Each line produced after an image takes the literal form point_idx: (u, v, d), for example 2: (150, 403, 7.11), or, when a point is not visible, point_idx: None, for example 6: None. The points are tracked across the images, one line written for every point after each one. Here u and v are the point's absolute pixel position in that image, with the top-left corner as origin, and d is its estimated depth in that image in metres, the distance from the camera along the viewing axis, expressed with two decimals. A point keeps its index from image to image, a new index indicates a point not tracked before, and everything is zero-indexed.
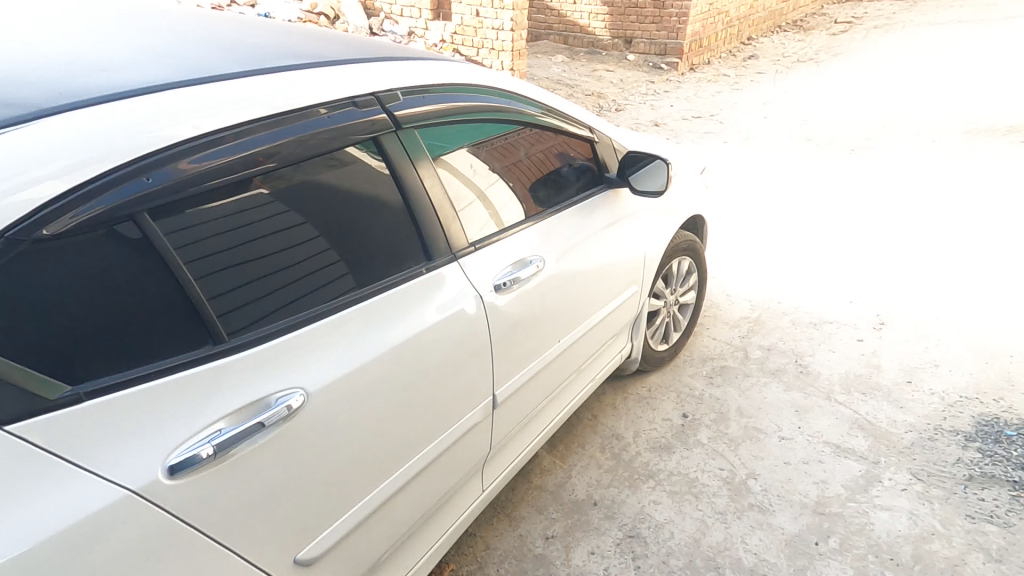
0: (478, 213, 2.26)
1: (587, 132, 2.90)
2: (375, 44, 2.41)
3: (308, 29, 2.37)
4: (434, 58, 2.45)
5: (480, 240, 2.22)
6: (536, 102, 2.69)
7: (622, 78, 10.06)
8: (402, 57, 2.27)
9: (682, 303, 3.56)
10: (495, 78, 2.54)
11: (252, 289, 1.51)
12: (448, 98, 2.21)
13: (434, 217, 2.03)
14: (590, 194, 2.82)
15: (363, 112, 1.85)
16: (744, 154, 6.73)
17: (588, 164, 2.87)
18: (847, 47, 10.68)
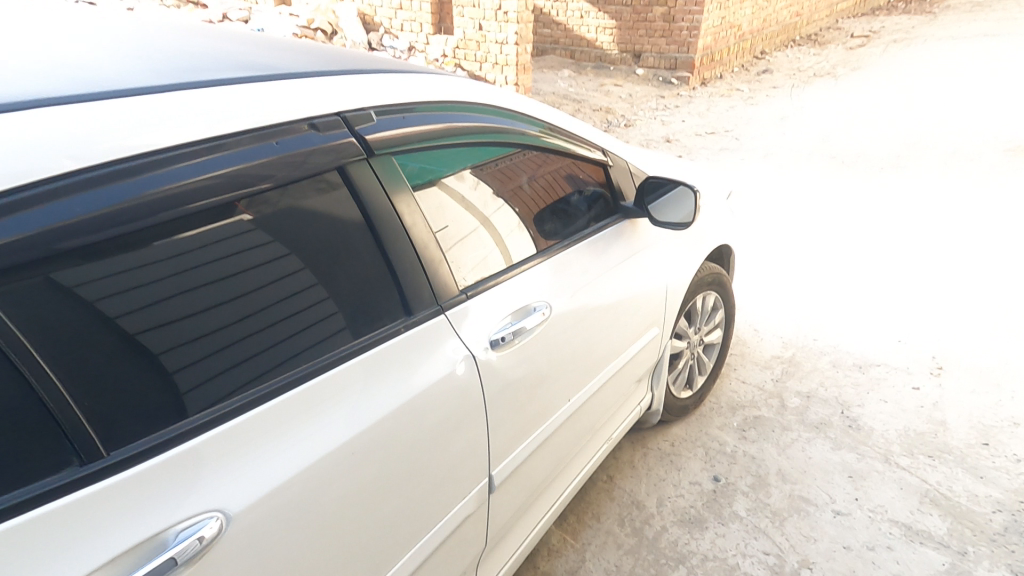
0: (473, 254, 1.92)
1: (601, 155, 2.54)
2: (363, 57, 2.12)
3: (289, 41, 2.11)
4: (428, 72, 2.14)
5: (474, 286, 1.88)
6: (542, 121, 2.34)
7: (631, 93, 9.82)
8: (389, 71, 1.96)
9: (706, 343, 3.17)
10: (496, 96, 2.21)
11: (214, 340, 1.30)
12: (436, 118, 1.88)
13: (417, 261, 1.71)
14: (606, 224, 2.46)
15: (324, 138, 1.51)
16: (763, 173, 6.42)
17: (602, 191, 2.51)
18: (865, 61, 10.39)
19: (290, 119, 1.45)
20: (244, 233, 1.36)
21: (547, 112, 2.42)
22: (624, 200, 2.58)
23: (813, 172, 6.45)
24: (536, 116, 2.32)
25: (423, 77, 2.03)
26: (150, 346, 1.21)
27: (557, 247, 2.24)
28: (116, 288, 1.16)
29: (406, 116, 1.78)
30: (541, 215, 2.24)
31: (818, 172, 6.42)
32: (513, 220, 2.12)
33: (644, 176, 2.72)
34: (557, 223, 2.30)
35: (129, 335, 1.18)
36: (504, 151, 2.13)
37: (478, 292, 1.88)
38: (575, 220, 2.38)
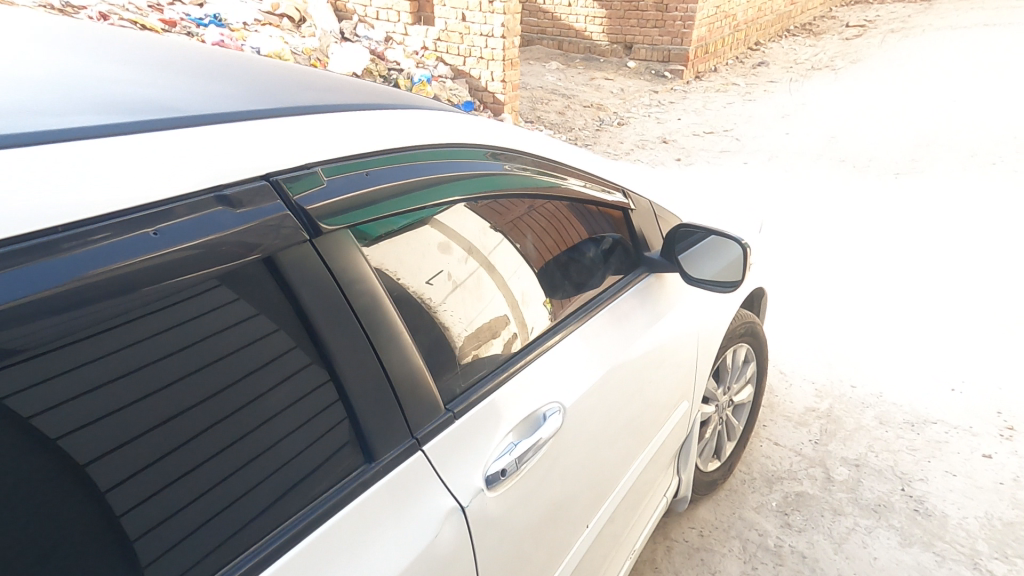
0: (468, 311, 1.47)
1: (621, 197, 2.01)
2: (315, 79, 1.56)
3: (213, 57, 1.54)
4: (405, 103, 1.59)
5: (468, 377, 1.42)
6: (548, 158, 1.79)
7: (623, 88, 9.27)
8: (349, 104, 1.41)
9: (736, 404, 2.69)
10: (488, 131, 1.65)
11: (172, 433, 0.94)
12: (410, 170, 1.33)
13: (384, 374, 1.20)
14: (626, 283, 1.98)
15: (238, 218, 0.97)
16: (770, 181, 5.98)
17: (620, 240, 2.00)
18: (865, 52, 9.95)
19: (174, 194, 0.91)
20: (203, 295, 0.96)
21: (553, 147, 1.87)
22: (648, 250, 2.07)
23: (821, 178, 6.01)
24: (541, 155, 1.77)
25: (395, 110, 1.47)
26: (80, 451, 0.84)
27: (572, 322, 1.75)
28: (26, 379, 0.79)
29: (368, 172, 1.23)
30: (549, 279, 1.74)
31: (827, 178, 5.99)
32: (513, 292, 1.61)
33: (669, 216, 2.20)
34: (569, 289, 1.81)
35: (50, 439, 0.82)
36: (501, 202, 1.58)
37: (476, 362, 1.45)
38: (590, 281, 1.88)
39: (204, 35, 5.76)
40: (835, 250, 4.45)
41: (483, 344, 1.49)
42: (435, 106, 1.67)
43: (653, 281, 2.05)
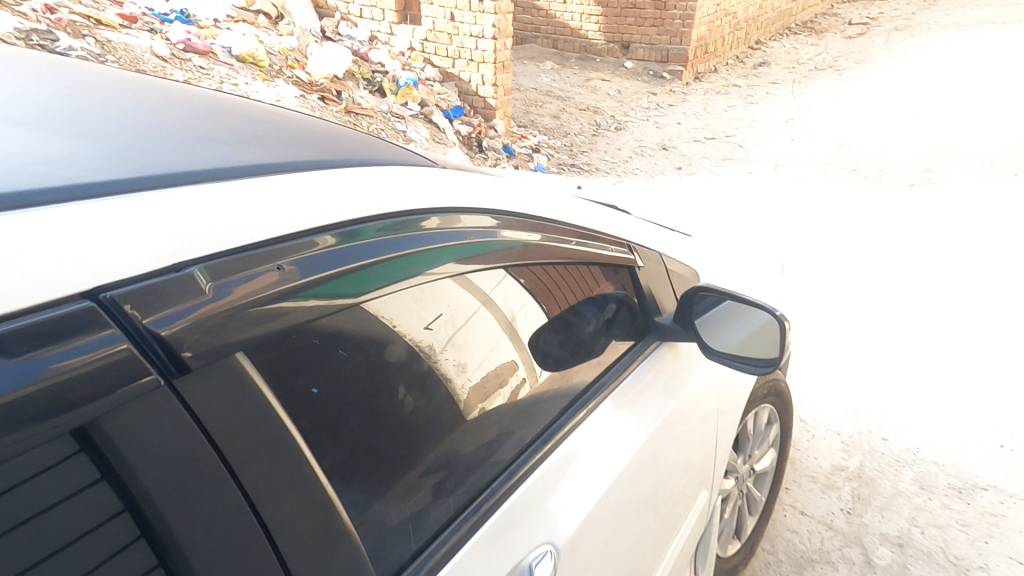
0: (472, 360, 1.17)
1: (631, 254, 1.61)
2: (219, 123, 1.11)
3: (71, 88, 1.09)
4: (347, 157, 1.14)
5: (469, 443, 1.15)
6: (546, 217, 1.36)
7: (620, 90, 8.87)
8: (254, 165, 0.96)
9: (757, 472, 2.31)
10: (468, 187, 1.23)
11: (68, 567, 0.64)
12: (351, 253, 0.89)
13: (280, 565, 0.78)
14: (633, 356, 1.61)
15: (16, 375, 0.56)
16: (778, 194, 5.63)
17: (625, 305, 1.62)
18: (870, 52, 9.59)
19: None
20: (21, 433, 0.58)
21: (553, 199, 1.46)
22: (659, 314, 1.69)
23: (831, 190, 5.67)
24: (540, 214, 1.35)
25: (326, 171, 1.02)
26: None
27: (574, 416, 1.39)
28: None
29: (280, 268, 0.78)
30: (544, 353, 1.37)
31: (836, 191, 5.64)
32: (522, 336, 1.31)
33: (686, 269, 1.82)
34: (567, 366, 1.43)
35: None
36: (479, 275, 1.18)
37: (481, 417, 1.19)
38: (591, 353, 1.50)
39: (168, 34, 5.29)
40: (850, 275, 4.11)
41: (488, 396, 1.20)
42: (392, 159, 1.22)
43: (666, 355, 1.67)
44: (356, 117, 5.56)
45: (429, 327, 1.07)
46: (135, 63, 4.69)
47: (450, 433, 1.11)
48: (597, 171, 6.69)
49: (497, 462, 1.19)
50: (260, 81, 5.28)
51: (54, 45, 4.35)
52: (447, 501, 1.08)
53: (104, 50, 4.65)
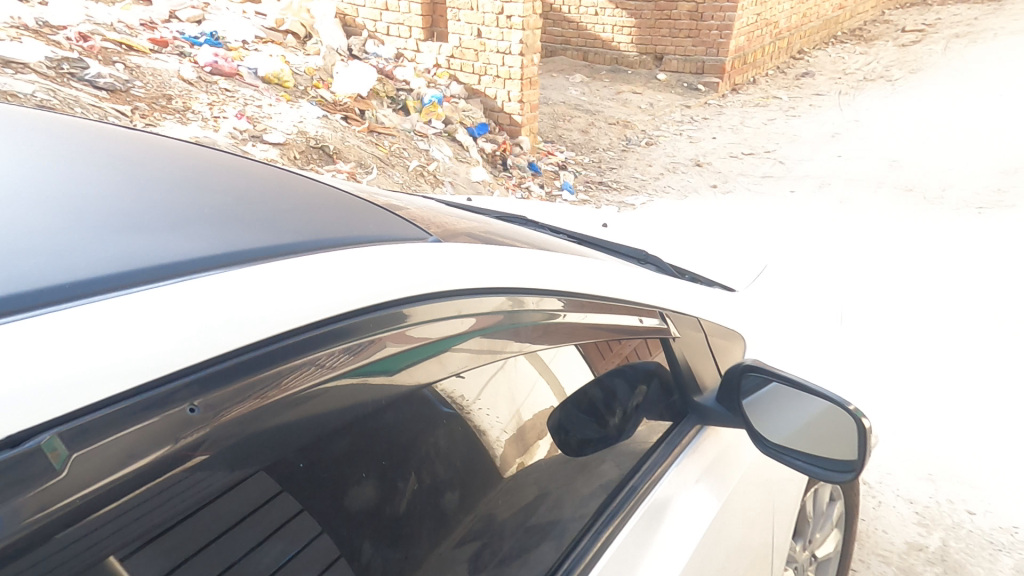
0: (508, 411, 1.03)
1: (666, 325, 1.32)
2: (150, 210, 0.91)
3: (18, 178, 0.95)
4: (296, 239, 0.89)
5: (508, 506, 1.01)
6: (570, 290, 1.10)
7: (653, 103, 8.55)
8: (157, 269, 0.74)
9: (819, 558, 1.96)
10: (473, 259, 0.99)
11: None
12: (294, 374, 0.70)
13: None
14: (668, 447, 1.32)
15: None
16: (825, 216, 5.20)
17: (658, 383, 1.34)
18: (925, 60, 8.97)
19: None
20: None
21: (578, 263, 1.21)
22: (699, 395, 1.40)
23: (886, 211, 5.19)
24: (562, 287, 1.09)
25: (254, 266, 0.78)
26: None
27: (606, 529, 1.11)
28: None
29: (191, 409, 0.62)
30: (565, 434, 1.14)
31: (892, 212, 5.17)
32: (563, 380, 1.13)
33: (727, 333, 1.52)
34: (589, 452, 1.18)
35: None
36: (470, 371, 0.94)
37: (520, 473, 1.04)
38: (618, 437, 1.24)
39: (197, 56, 5.30)
40: (931, 316, 3.63)
41: (529, 448, 1.07)
42: (359, 235, 0.97)
43: (709, 446, 1.37)
44: (379, 137, 5.44)
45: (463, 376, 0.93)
46: (162, 87, 4.68)
47: (492, 490, 0.99)
48: (627, 189, 6.38)
49: (539, 528, 1.04)
50: (284, 102, 5.22)
51: (83, 71, 4.37)
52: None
53: (132, 75, 4.66)
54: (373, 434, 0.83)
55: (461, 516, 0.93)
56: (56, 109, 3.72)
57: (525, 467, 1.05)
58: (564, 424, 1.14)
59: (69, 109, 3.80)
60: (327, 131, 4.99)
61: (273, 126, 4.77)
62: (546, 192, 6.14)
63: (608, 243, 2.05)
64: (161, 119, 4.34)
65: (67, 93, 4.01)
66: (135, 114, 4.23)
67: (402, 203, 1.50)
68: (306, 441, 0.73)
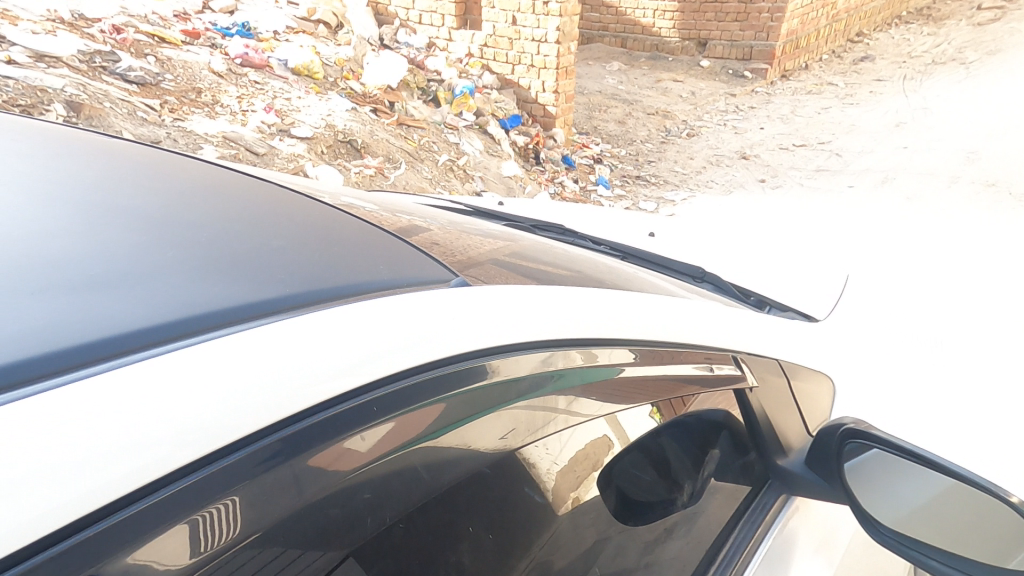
0: (557, 448, 0.78)
1: (742, 372, 1.03)
2: (82, 251, 0.69)
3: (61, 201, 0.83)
4: (261, 296, 0.64)
5: (567, 551, 0.79)
6: (633, 337, 0.85)
7: (695, 92, 8.08)
8: (47, 359, 0.51)
9: None
10: (514, 303, 0.75)
11: None
12: (243, 506, 0.48)
13: None
14: (748, 527, 1.01)
15: None
16: (888, 217, 4.74)
17: (728, 437, 1.05)
18: (1003, 41, 8.14)
19: None
20: None
21: (645, 300, 0.96)
22: (782, 457, 1.11)
23: (960, 212, 4.68)
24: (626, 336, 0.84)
25: (187, 348, 0.54)
26: None
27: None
28: None
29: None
30: (621, 497, 0.88)
31: (968, 213, 4.65)
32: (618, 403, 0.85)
33: (814, 375, 1.22)
34: (653, 519, 0.92)
35: None
36: (498, 453, 0.70)
37: (576, 512, 0.82)
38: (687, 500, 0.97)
39: (227, 48, 5.22)
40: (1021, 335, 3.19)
41: (585, 479, 0.83)
42: (352, 284, 0.70)
43: (800, 528, 1.04)
44: (408, 130, 5.25)
45: (506, 437, 0.70)
46: (192, 80, 4.60)
47: (546, 532, 0.78)
48: (666, 184, 6.02)
49: None
50: (313, 94, 5.08)
51: (115, 64, 4.34)
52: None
53: (163, 68, 4.60)
54: (366, 559, 0.60)
55: (513, 560, 0.72)
56: (85, 105, 3.68)
57: (580, 504, 0.83)
58: (617, 478, 0.88)
59: (98, 104, 3.76)
60: (355, 124, 4.83)
61: (302, 120, 4.64)
62: (580, 188, 5.85)
63: (655, 254, 1.66)
64: (190, 113, 4.26)
65: (97, 88, 3.96)
66: (164, 109, 4.16)
67: (424, 225, 1.29)
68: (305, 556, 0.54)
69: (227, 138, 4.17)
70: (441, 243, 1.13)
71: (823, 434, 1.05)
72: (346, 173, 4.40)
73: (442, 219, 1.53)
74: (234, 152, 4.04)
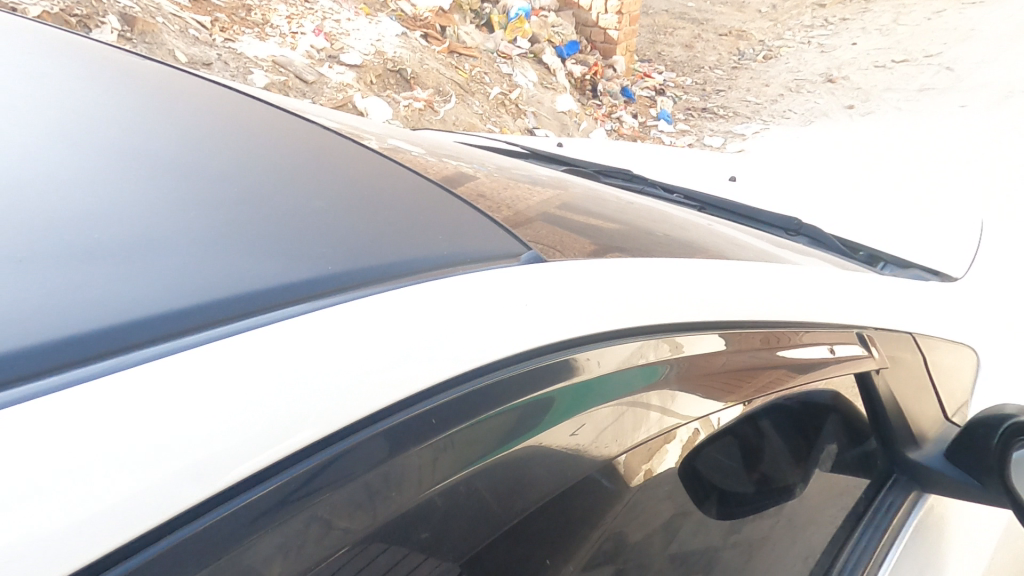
0: (627, 422, 0.63)
1: (870, 353, 0.89)
2: (64, 192, 0.54)
3: (112, 111, 0.70)
4: (292, 275, 0.50)
5: (644, 522, 0.68)
6: (719, 318, 0.70)
7: (777, 6, 7.14)
8: (14, 358, 0.39)
9: None
10: (584, 280, 0.62)
11: None
12: (297, 538, 0.40)
13: None
14: (872, 534, 0.91)
15: None
16: (1000, 155, 4.13)
17: (837, 422, 0.90)
18: None
19: None
20: None
21: (748, 270, 0.80)
22: (915, 450, 0.99)
23: None
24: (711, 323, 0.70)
25: (194, 350, 0.41)
26: None
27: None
28: None
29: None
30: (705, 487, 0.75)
31: None
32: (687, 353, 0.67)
33: (946, 354, 1.04)
34: (737, 512, 0.80)
35: None
36: (575, 457, 0.58)
37: (649, 485, 0.67)
38: (770, 491, 0.83)
39: None
40: None
41: (656, 451, 0.67)
42: (404, 261, 0.56)
43: (927, 533, 0.95)
44: (459, 59, 4.93)
45: (576, 432, 0.58)
46: None
47: (618, 503, 0.64)
48: (737, 116, 5.46)
49: (682, 558, 0.72)
50: (362, 16, 4.80)
51: None
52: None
53: None
54: None
55: (587, 530, 0.61)
56: (138, 18, 3.62)
57: (652, 477, 0.68)
58: (698, 463, 0.74)
59: (150, 19, 3.69)
60: (405, 51, 4.56)
61: (351, 45, 4.42)
62: (639, 123, 5.39)
63: (738, 204, 1.43)
64: (241, 33, 4.15)
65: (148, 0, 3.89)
66: (215, 28, 4.06)
67: (471, 171, 1.16)
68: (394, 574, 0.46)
69: (277, 64, 4.06)
70: (487, 195, 1.01)
71: (981, 424, 0.92)
72: (395, 107, 4.22)
73: (490, 164, 1.38)
74: (283, 78, 3.92)
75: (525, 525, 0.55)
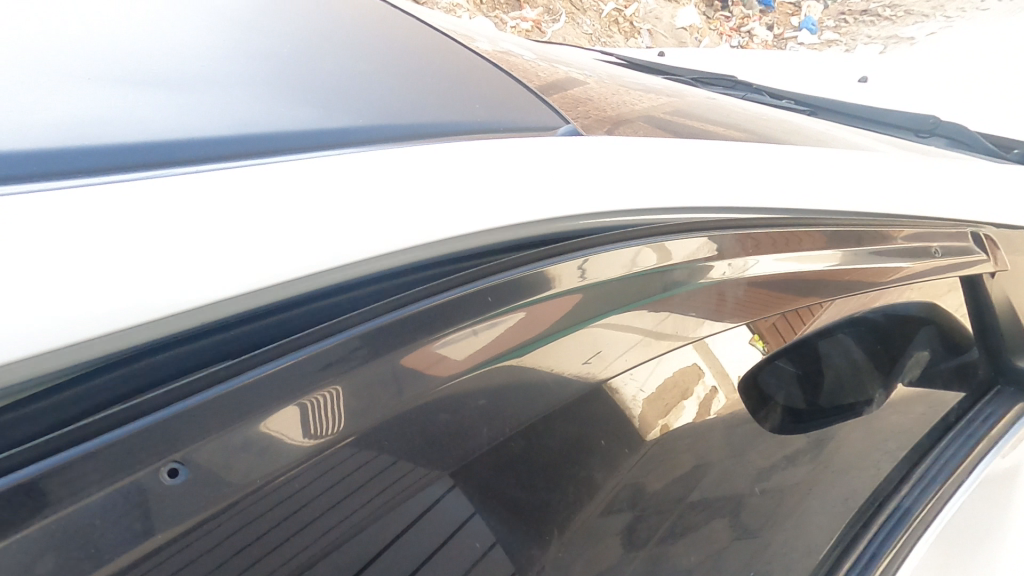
0: (642, 354, 0.60)
1: (984, 257, 0.91)
2: (164, 34, 0.58)
3: None
4: (412, 121, 0.57)
5: (661, 475, 0.64)
6: (799, 210, 0.67)
7: None
8: (160, 148, 0.43)
9: None
10: (633, 162, 0.58)
11: None
12: (306, 417, 0.42)
13: None
14: (966, 439, 0.94)
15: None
16: None
17: (933, 332, 0.93)
18: None
19: None
20: None
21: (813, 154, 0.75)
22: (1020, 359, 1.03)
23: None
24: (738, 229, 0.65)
25: (371, 154, 0.49)
26: None
27: (892, 545, 0.80)
28: None
29: (172, 472, 0.37)
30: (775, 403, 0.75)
31: None
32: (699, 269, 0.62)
33: None
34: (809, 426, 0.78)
35: None
36: (585, 383, 0.57)
37: (665, 443, 0.64)
38: (831, 412, 0.81)
39: None
40: None
41: (673, 406, 0.64)
42: (445, 127, 0.57)
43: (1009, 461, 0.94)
44: None
45: (589, 361, 0.57)
46: None
47: (632, 456, 0.61)
48: (907, 18, 4.51)
49: (705, 507, 0.68)
50: None
51: None
52: (645, 562, 0.63)
53: None
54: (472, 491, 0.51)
55: (601, 480, 0.59)
56: None
57: (670, 433, 0.64)
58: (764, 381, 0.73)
59: None
60: None
61: None
62: (777, 34, 4.65)
63: (853, 105, 1.23)
64: None
65: None
66: None
67: (581, 77, 1.15)
68: (393, 471, 0.47)
69: None
70: (594, 99, 0.98)
71: None
72: (504, 27, 4.09)
73: (602, 72, 1.34)
74: None
75: (522, 442, 0.54)
